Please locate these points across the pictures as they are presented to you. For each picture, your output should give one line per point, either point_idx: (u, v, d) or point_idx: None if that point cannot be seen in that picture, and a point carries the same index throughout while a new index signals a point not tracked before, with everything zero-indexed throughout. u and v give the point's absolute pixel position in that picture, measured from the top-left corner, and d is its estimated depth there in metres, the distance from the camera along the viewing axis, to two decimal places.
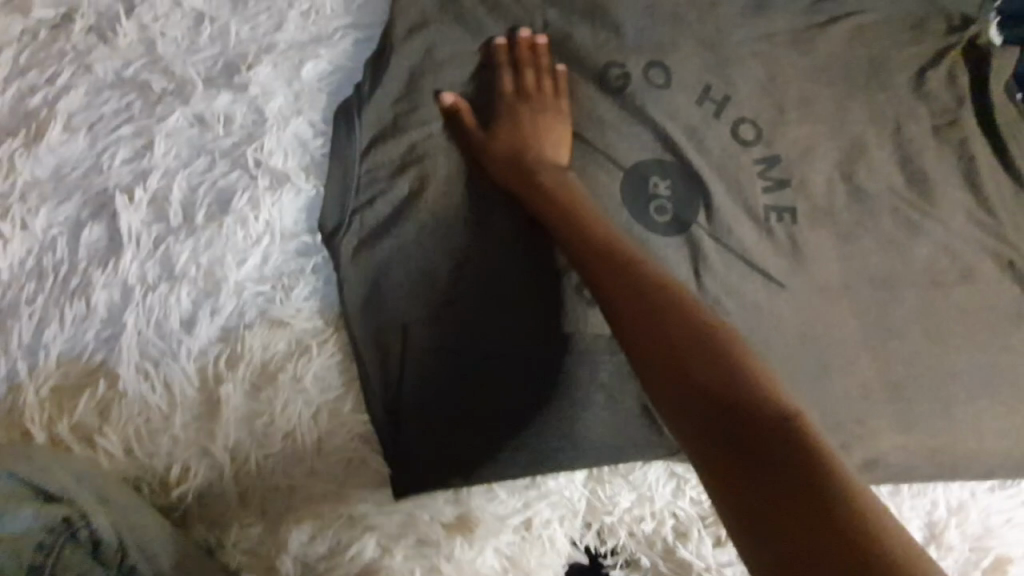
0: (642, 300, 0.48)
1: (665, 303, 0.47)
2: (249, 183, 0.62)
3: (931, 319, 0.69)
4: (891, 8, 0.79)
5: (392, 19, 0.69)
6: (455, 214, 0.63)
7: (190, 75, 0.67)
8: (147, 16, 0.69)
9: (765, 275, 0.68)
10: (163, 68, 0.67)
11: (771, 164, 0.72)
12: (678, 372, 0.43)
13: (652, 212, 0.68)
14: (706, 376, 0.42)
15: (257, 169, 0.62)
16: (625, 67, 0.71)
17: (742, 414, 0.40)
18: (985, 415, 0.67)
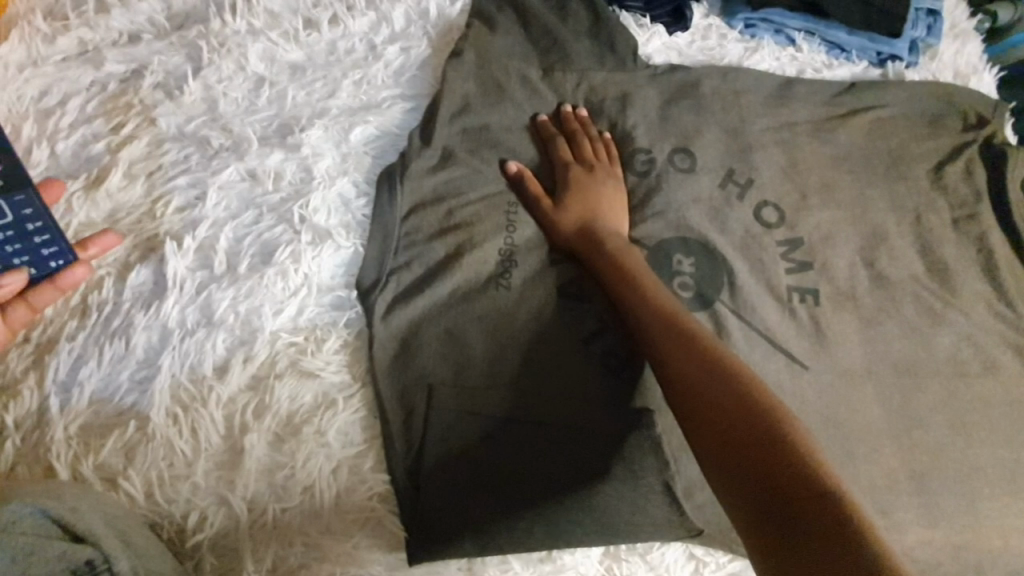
0: (685, 357, 0.53)
1: (730, 383, 0.49)
2: (292, 237, 0.65)
3: (957, 410, 0.67)
4: (909, 103, 0.83)
5: (439, 96, 0.74)
6: (488, 278, 0.66)
7: (247, 133, 0.71)
8: (213, 77, 0.74)
9: (788, 356, 0.68)
10: (222, 126, 0.72)
11: (795, 247, 0.74)
12: (726, 437, 0.46)
13: (674, 288, 0.71)
14: (745, 419, 0.46)
15: (301, 225, 0.65)
16: (650, 154, 0.77)
17: (752, 458, 0.44)
18: (1011, 513, 0.64)
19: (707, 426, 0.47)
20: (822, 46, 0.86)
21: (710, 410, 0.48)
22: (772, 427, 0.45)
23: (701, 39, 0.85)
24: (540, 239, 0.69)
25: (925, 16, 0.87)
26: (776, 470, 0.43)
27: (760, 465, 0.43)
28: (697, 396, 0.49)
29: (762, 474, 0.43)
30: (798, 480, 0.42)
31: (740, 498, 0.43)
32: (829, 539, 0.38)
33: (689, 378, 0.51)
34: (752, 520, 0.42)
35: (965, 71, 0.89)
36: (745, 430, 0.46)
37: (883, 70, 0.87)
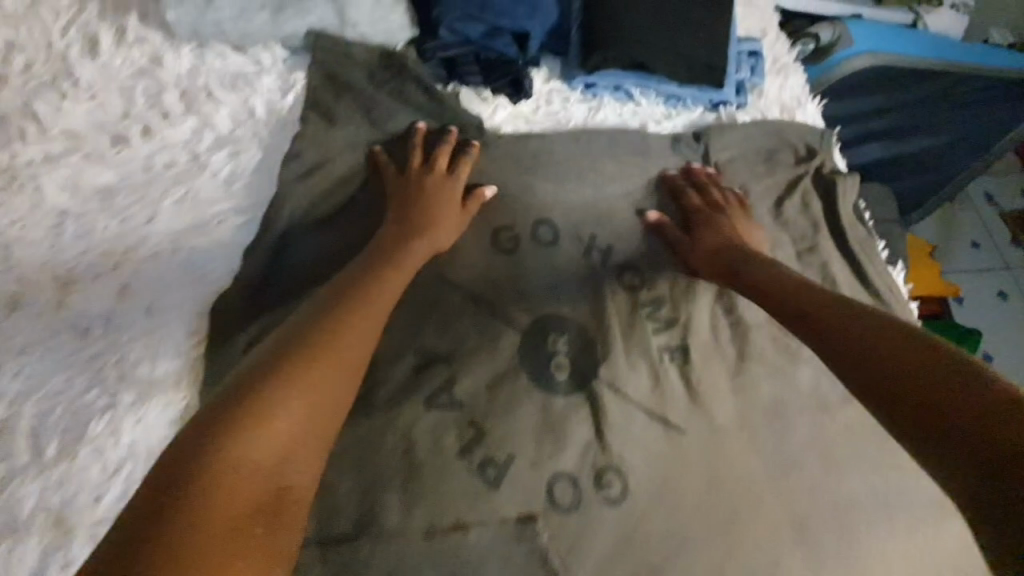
0: (821, 305, 0.57)
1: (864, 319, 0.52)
2: (111, 405, 0.57)
3: (829, 445, 0.70)
4: (747, 143, 0.88)
5: (274, 211, 0.70)
6: (346, 402, 0.62)
7: (49, 281, 0.62)
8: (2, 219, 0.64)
9: (664, 422, 0.68)
10: (16, 276, 0.62)
11: (659, 306, 0.76)
12: (866, 354, 0.48)
13: (551, 370, 0.68)
14: (877, 340, 0.48)
15: (121, 386, 0.58)
16: (514, 229, 0.76)
17: (887, 365, 0.46)
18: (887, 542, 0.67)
19: (842, 351, 0.50)
20: (659, 98, 0.89)
21: (845, 338, 0.51)
22: (897, 341, 0.47)
23: (545, 104, 0.86)
24: (401, 346, 0.66)
25: (748, 58, 0.93)
26: (905, 373, 0.44)
27: (919, 388, 0.43)
28: (829, 330, 0.53)
29: (892, 384, 0.44)
30: (921, 392, 0.42)
31: (889, 405, 0.44)
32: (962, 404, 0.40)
33: (832, 319, 0.54)
34: (905, 429, 0.42)
35: (790, 104, 0.95)
36: (871, 348, 0.48)
37: (716, 114, 0.91)
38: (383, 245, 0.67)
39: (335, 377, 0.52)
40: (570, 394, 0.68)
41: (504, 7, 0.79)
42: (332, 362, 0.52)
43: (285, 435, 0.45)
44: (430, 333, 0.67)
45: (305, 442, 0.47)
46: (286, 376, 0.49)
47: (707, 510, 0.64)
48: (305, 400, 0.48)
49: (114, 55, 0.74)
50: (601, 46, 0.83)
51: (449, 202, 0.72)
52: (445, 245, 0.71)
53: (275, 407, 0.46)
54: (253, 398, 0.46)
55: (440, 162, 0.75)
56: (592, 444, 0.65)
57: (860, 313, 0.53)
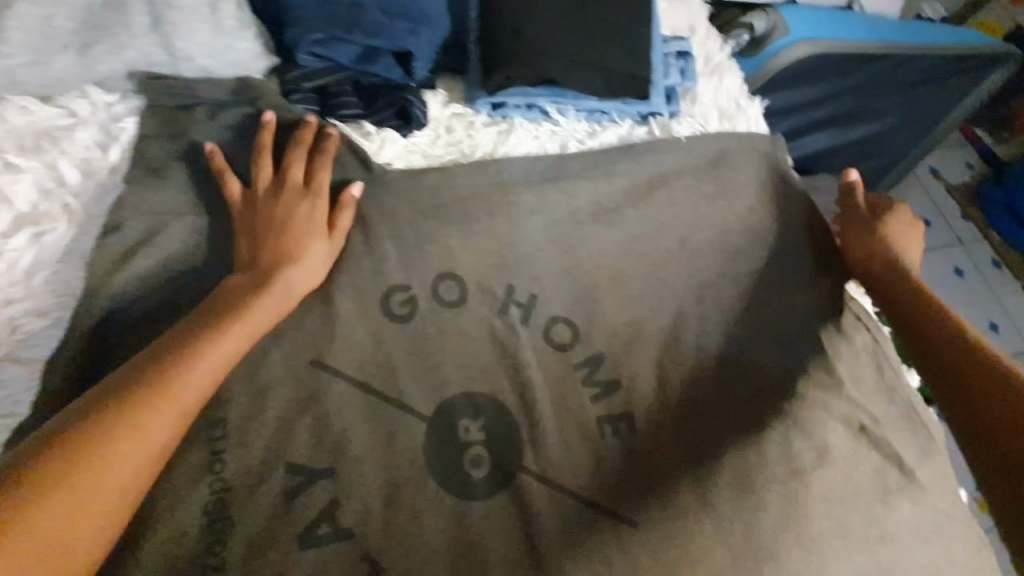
0: (953, 350, 0.60)
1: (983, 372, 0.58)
2: None
3: (810, 523, 0.58)
4: (684, 159, 0.77)
5: (92, 309, 0.56)
6: (192, 558, 0.49)
7: None
8: None
9: (612, 517, 0.56)
10: None
11: (595, 366, 0.63)
12: (996, 421, 0.54)
13: (465, 467, 0.55)
14: (1005, 405, 0.54)
15: None
16: (409, 290, 0.62)
17: (1003, 441, 0.52)
18: None
19: (953, 392, 0.58)
20: (579, 114, 0.77)
21: (971, 385, 0.57)
22: (1019, 423, 0.52)
23: (444, 132, 0.72)
24: (265, 467, 0.52)
25: (676, 60, 0.82)
26: (1016, 459, 0.51)
27: (1017, 471, 0.51)
28: (959, 372, 0.58)
29: (1003, 458, 0.52)
30: (1011, 469, 0.51)
31: (977, 455, 0.54)
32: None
33: (959, 367, 0.59)
34: (1003, 495, 0.51)
35: (730, 108, 0.84)
36: (1004, 413, 0.54)
37: (648, 127, 0.80)
38: (220, 297, 0.54)
39: (172, 430, 0.46)
40: (490, 497, 0.55)
41: (378, 24, 0.65)
42: (158, 413, 0.45)
43: (91, 504, 0.41)
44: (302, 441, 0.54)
45: (119, 503, 0.43)
46: (103, 439, 0.43)
47: None
48: (130, 457, 0.43)
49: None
50: (506, 62, 0.69)
51: (313, 233, 0.60)
52: (314, 285, 0.59)
53: (88, 478, 0.41)
54: (71, 456, 0.41)
55: (315, 180, 0.62)
56: (521, 564, 0.52)
57: (990, 361, 0.58)
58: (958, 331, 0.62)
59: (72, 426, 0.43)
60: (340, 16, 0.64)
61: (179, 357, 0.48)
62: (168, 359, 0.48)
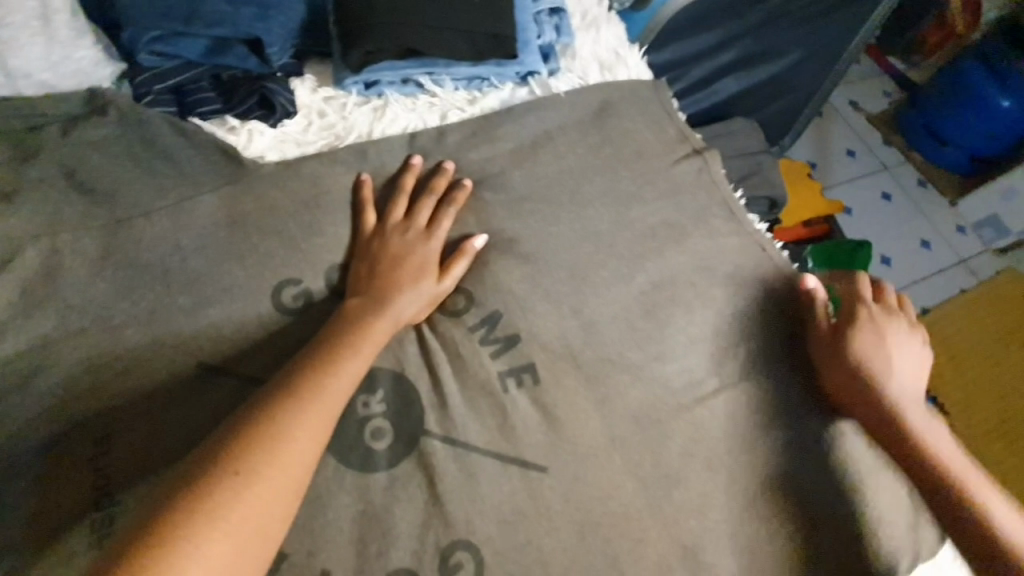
0: (881, 434, 0.62)
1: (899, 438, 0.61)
2: None
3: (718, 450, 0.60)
4: (566, 115, 0.78)
5: None
6: None
7: None
8: None
9: (520, 464, 0.57)
10: None
11: (492, 324, 0.63)
12: (926, 491, 0.60)
13: (367, 441, 0.55)
14: (928, 490, 0.60)
15: None
16: (302, 283, 0.63)
17: (944, 513, 0.59)
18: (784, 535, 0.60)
19: (912, 473, 0.61)
20: (455, 83, 0.77)
21: (918, 475, 0.60)
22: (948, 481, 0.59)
23: (318, 118, 0.71)
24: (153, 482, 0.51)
25: (549, 17, 0.82)
26: (954, 520, 0.58)
27: (970, 537, 0.57)
28: (904, 460, 0.61)
29: (954, 529, 0.58)
30: (965, 536, 0.57)
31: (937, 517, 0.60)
32: (984, 551, 0.56)
33: (899, 456, 0.62)
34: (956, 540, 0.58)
35: (609, 59, 0.84)
36: (934, 483, 0.59)
37: (528, 88, 0.79)
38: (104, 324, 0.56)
39: (329, 427, 0.51)
40: (394, 466, 0.55)
41: (219, 14, 0.64)
42: (329, 410, 0.52)
43: (242, 536, 0.43)
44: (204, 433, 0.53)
45: (273, 528, 0.45)
46: (239, 470, 0.45)
47: (580, 564, 0.55)
48: (287, 464, 0.47)
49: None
50: (361, 36, 0.68)
51: (423, 268, 0.63)
52: (419, 317, 0.62)
53: (225, 520, 0.42)
54: (191, 512, 0.42)
55: (422, 213, 0.67)
56: (431, 525, 0.53)
57: (925, 464, 0.60)
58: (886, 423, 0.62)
59: (196, 479, 0.44)
60: (176, 9, 0.63)
61: (311, 374, 0.52)
62: (278, 391, 0.51)
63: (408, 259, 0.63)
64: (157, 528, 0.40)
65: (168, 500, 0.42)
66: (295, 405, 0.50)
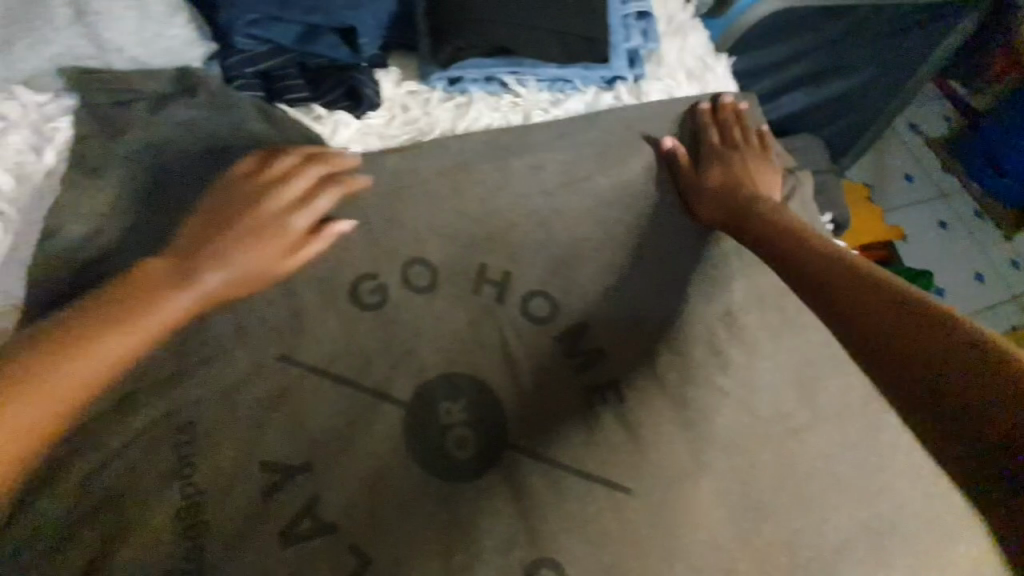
0: (840, 289, 0.49)
1: (849, 280, 0.49)
2: None
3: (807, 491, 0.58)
4: (653, 123, 0.75)
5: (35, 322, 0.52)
6: (167, 566, 0.45)
7: None
8: None
9: (607, 484, 0.55)
10: None
11: (577, 336, 0.61)
12: (839, 309, 0.48)
13: (450, 449, 0.54)
14: (890, 303, 0.45)
15: None
16: (378, 277, 0.60)
17: (894, 306, 0.45)
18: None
19: (853, 328, 0.46)
20: (540, 84, 0.74)
21: (863, 314, 0.46)
22: (885, 286, 0.46)
23: (401, 110, 0.70)
24: (239, 466, 0.49)
25: (637, 22, 0.79)
26: (919, 334, 0.42)
27: (920, 336, 0.42)
28: (847, 310, 0.47)
29: (895, 339, 0.43)
30: (922, 346, 0.42)
31: (846, 320, 0.47)
32: (962, 350, 0.40)
33: (839, 294, 0.49)
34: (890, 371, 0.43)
35: (697, 69, 0.81)
36: (884, 325, 0.44)
37: (613, 93, 0.77)
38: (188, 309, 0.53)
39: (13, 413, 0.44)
40: (478, 476, 0.53)
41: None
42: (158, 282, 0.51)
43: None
44: (288, 430, 0.51)
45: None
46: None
47: None
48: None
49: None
50: (456, 31, 0.66)
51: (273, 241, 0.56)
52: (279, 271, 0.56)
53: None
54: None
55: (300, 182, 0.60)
56: (517, 541, 0.51)
57: (860, 275, 0.48)
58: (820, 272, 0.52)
59: None
60: None
61: (143, 291, 0.50)
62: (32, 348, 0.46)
63: (261, 233, 0.56)
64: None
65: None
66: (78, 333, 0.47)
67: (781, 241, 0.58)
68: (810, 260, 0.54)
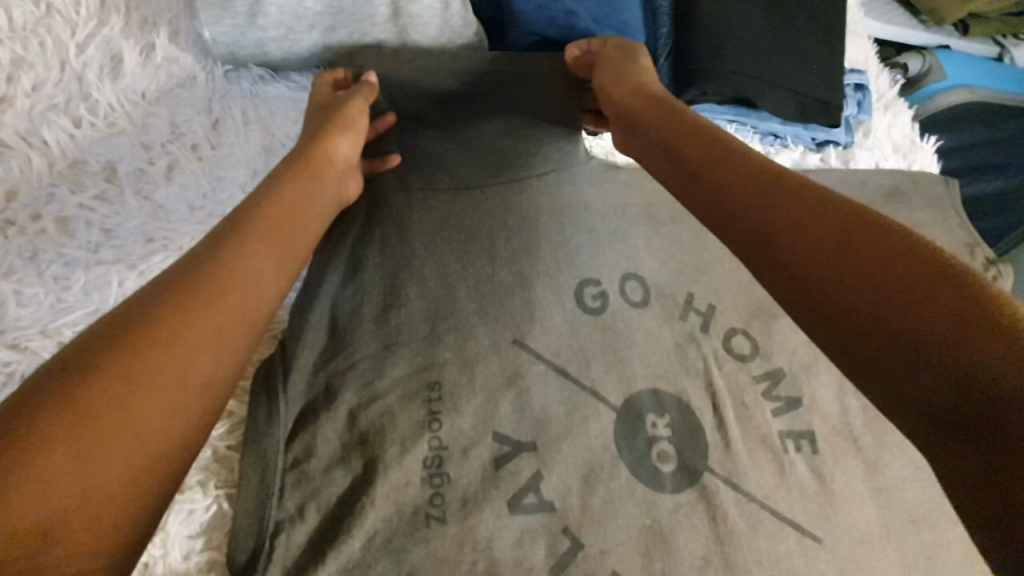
0: (793, 249, 0.42)
1: (872, 242, 0.40)
2: None
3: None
4: (861, 190, 0.77)
5: (315, 267, 0.59)
6: (416, 506, 0.51)
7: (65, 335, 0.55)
8: (13, 269, 0.56)
9: (797, 529, 0.56)
10: (26, 345, 0.54)
11: (775, 380, 0.63)
12: (800, 269, 0.41)
13: (654, 461, 0.57)
14: (852, 268, 0.39)
15: None
16: (600, 286, 0.63)
17: (901, 279, 0.38)
18: None
19: (837, 284, 0.39)
20: (756, 134, 0.79)
21: (837, 262, 0.40)
22: (871, 244, 0.40)
23: None
24: (477, 432, 0.54)
25: (853, 92, 0.83)
26: (927, 307, 0.36)
27: (880, 324, 0.37)
28: (874, 257, 0.39)
29: (871, 320, 0.37)
30: (925, 313, 0.36)
31: (810, 293, 0.40)
32: (957, 341, 0.34)
33: (788, 246, 0.42)
34: (853, 343, 0.38)
35: (904, 146, 0.84)
36: (890, 283, 0.38)
37: (822, 154, 0.81)
38: (444, 277, 0.60)
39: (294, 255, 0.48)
40: (678, 492, 0.56)
41: (589, 32, 0.71)
42: (334, 166, 0.58)
43: (105, 436, 0.34)
44: (520, 407, 0.56)
45: (182, 395, 0.37)
46: (196, 301, 0.40)
47: None
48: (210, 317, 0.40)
49: (118, 41, 0.65)
50: (702, 75, 0.71)
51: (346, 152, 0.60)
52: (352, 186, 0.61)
53: (112, 424, 0.34)
54: (91, 380, 0.34)
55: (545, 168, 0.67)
56: (713, 560, 0.54)
57: (854, 247, 0.40)
58: (801, 213, 0.43)
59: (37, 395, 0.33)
60: (557, 19, 0.70)
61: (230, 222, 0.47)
62: (218, 236, 0.45)
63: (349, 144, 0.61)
64: (59, 382, 0.34)
65: (32, 386, 0.34)
66: (272, 212, 0.49)
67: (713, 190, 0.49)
68: (766, 216, 0.44)
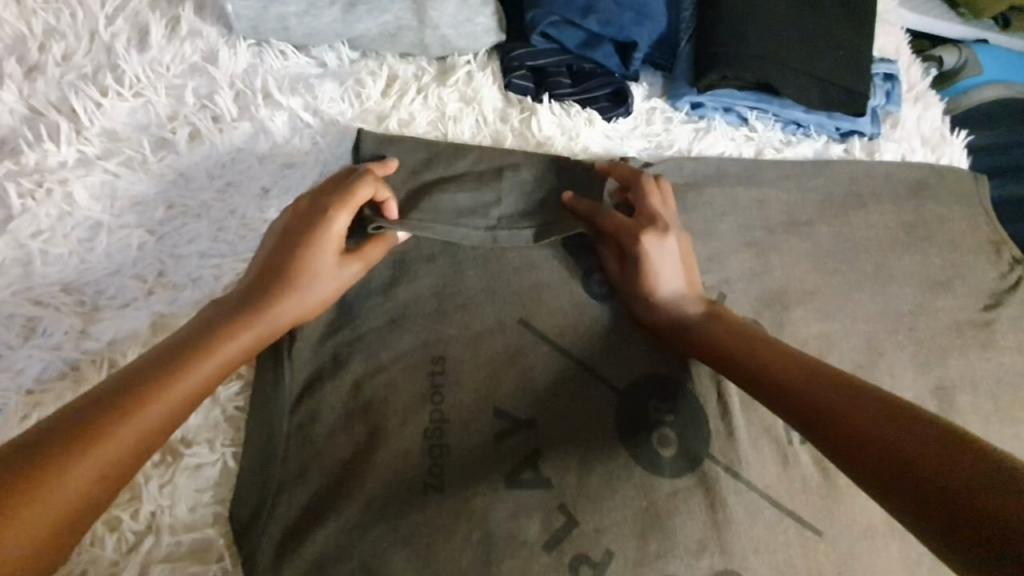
0: (806, 402, 0.47)
1: (862, 394, 0.45)
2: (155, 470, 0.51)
3: None
4: (885, 184, 0.75)
5: None
6: (414, 475, 0.52)
7: (84, 293, 0.57)
8: (40, 229, 0.58)
9: (798, 520, 0.56)
10: (48, 301, 0.56)
11: None
12: (812, 417, 0.46)
13: (655, 445, 0.56)
14: (843, 413, 0.45)
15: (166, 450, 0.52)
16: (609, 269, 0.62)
17: (892, 421, 0.42)
18: None
19: (837, 426, 0.45)
20: (778, 122, 0.77)
21: (832, 409, 0.46)
22: (864, 395, 0.45)
23: (645, 124, 0.74)
24: (478, 407, 0.55)
25: (882, 82, 0.80)
26: (912, 446, 0.40)
27: (877, 460, 0.41)
28: (862, 403, 0.44)
29: (872, 457, 0.42)
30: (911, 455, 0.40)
31: (824, 438, 0.45)
32: (940, 473, 0.38)
33: (801, 398, 0.48)
34: (871, 478, 0.42)
35: (932, 139, 0.82)
36: (876, 426, 0.43)
37: (846, 145, 0.79)
38: (453, 255, 0.60)
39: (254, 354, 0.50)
40: (677, 476, 0.55)
41: (610, 12, 0.69)
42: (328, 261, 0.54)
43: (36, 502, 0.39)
44: (522, 387, 0.56)
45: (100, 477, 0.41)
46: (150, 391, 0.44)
47: None
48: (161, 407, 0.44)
49: (145, 14, 0.67)
50: (723, 60, 0.69)
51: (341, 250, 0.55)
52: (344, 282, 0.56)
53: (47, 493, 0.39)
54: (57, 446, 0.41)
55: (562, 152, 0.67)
56: (710, 545, 0.54)
57: (852, 398, 0.45)
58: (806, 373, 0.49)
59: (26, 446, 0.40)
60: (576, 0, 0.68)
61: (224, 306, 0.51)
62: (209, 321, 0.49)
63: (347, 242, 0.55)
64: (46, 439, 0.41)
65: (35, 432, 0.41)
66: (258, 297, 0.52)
67: (731, 337, 0.55)
68: (775, 373, 0.50)
